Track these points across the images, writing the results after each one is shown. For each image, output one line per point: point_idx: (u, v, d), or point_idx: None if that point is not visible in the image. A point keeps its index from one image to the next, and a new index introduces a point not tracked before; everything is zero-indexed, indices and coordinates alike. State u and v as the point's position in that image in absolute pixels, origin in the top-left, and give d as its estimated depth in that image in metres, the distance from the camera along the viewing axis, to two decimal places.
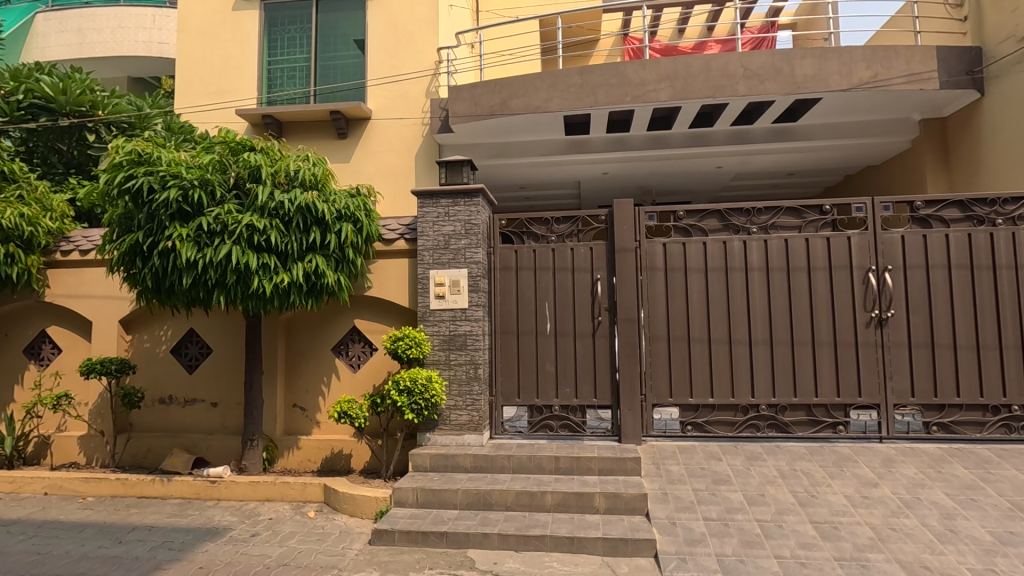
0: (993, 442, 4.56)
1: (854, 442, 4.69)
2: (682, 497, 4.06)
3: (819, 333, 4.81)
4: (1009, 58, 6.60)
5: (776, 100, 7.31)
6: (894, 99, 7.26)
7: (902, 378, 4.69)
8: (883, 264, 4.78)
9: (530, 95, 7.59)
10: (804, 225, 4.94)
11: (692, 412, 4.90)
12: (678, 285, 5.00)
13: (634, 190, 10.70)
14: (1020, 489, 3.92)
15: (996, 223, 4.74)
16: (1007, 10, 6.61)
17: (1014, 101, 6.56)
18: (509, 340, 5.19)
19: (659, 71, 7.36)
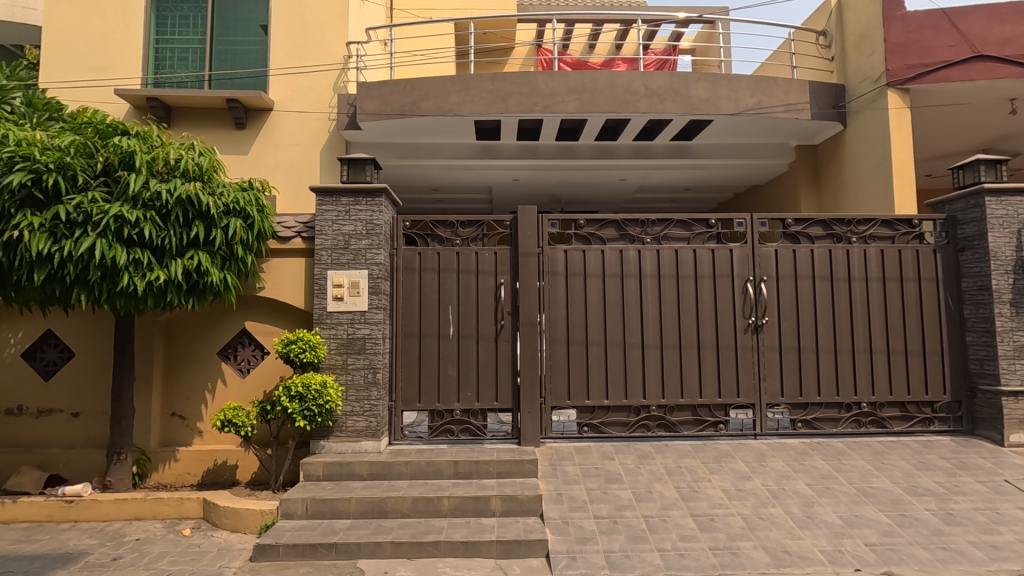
0: (847, 435, 5.12)
1: (732, 438, 5.06)
2: (575, 496, 4.18)
3: (704, 336, 5.16)
4: (865, 97, 7.49)
5: (673, 119, 7.80)
6: (774, 125, 7.99)
7: (774, 379, 5.15)
8: (759, 275, 5.22)
9: (441, 97, 7.55)
10: (693, 237, 5.30)
11: (588, 413, 5.08)
12: (578, 290, 5.17)
13: (544, 197, 11.00)
14: (866, 477, 4.43)
15: (852, 240, 5.35)
16: (865, 54, 7.50)
17: (869, 134, 7.46)
18: (411, 342, 5.10)
19: (567, 83, 7.59)
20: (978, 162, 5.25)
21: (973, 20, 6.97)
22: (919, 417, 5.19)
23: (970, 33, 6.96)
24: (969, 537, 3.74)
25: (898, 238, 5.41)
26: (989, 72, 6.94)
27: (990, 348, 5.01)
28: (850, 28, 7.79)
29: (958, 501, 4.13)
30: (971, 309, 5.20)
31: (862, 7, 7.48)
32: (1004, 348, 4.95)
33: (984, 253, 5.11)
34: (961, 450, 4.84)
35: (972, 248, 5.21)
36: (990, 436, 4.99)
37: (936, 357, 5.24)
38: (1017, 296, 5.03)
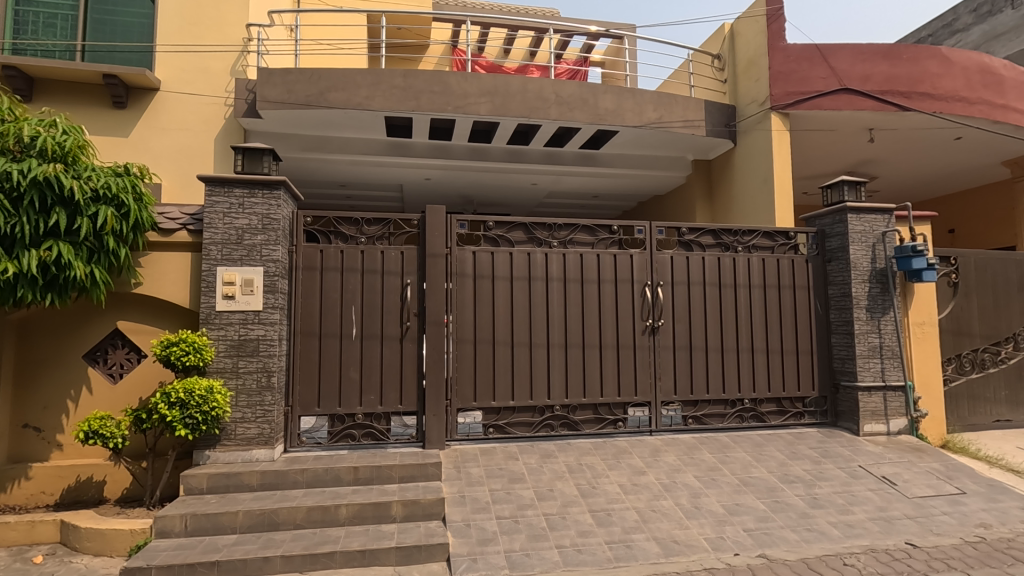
0: (731, 429, 5.53)
1: (630, 435, 5.30)
2: (478, 498, 4.17)
3: (606, 338, 5.37)
4: (753, 118, 8.16)
5: (582, 127, 8.06)
6: (674, 139, 8.49)
7: (668, 378, 5.45)
8: (657, 280, 5.52)
9: (350, 90, 7.28)
10: (596, 243, 5.50)
11: (494, 414, 5.10)
12: (485, 292, 5.18)
13: (456, 197, 10.97)
14: (746, 468, 4.80)
15: (737, 249, 5.79)
16: (753, 79, 8.18)
17: (756, 152, 8.13)
18: (310, 344, 4.86)
19: (480, 85, 7.61)
20: (843, 182, 5.89)
21: (841, 56, 7.82)
22: (792, 411, 5.71)
23: (838, 68, 7.81)
24: (829, 517, 4.18)
25: (777, 248, 5.93)
26: (853, 103, 7.80)
27: (850, 348, 5.62)
28: (740, 54, 8.47)
29: (822, 486, 4.60)
30: (836, 313, 5.82)
31: (751, 36, 8.16)
32: (861, 348, 5.58)
33: (846, 264, 5.73)
34: (825, 440, 5.39)
35: (837, 259, 5.84)
36: (849, 426, 5.61)
37: (807, 357, 5.80)
38: (872, 302, 5.68)
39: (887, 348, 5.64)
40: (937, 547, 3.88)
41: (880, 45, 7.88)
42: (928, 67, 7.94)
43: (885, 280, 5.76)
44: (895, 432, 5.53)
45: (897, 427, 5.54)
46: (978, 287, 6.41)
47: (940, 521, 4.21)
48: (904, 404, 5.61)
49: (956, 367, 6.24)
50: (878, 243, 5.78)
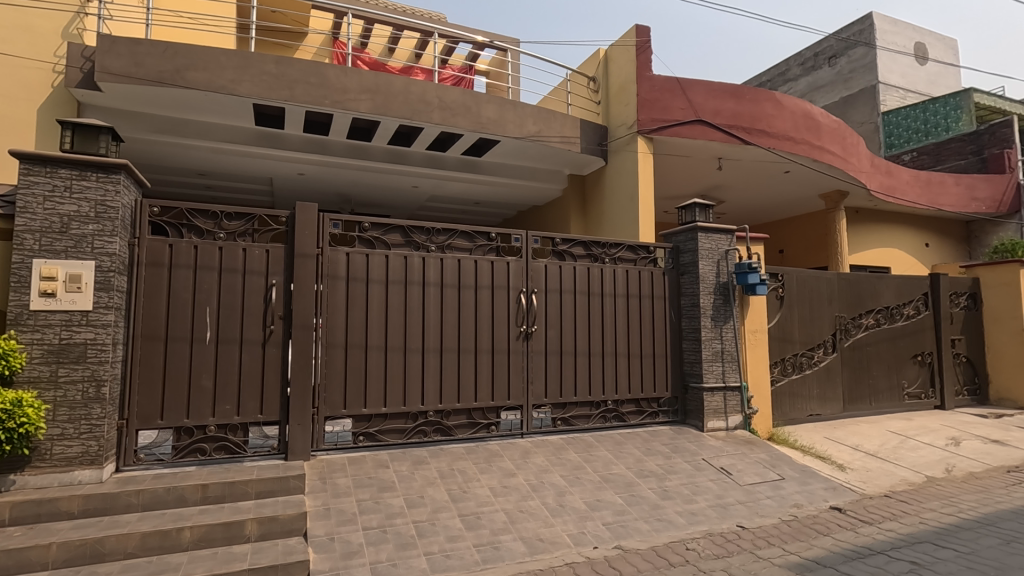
0: (595, 429, 5.88)
1: (502, 439, 5.42)
2: (344, 509, 3.99)
3: (482, 343, 5.44)
4: (622, 139, 8.79)
5: (464, 134, 8.14)
6: (551, 153, 8.87)
7: (540, 382, 5.66)
8: (531, 287, 5.72)
9: (213, 70, 6.66)
10: (474, 249, 5.57)
11: (365, 422, 4.93)
12: (359, 295, 5.00)
13: (333, 195, 10.50)
14: (607, 465, 5.13)
15: (605, 261, 6.20)
16: (623, 103, 8.81)
17: (624, 171, 8.76)
18: (153, 349, 4.34)
19: (361, 81, 7.36)
20: (695, 205, 6.56)
21: (697, 90, 8.71)
22: (649, 411, 6.22)
23: (694, 101, 8.69)
24: (676, 507, 4.61)
25: (639, 261, 6.45)
26: (706, 134, 8.74)
27: (698, 352, 6.26)
28: (612, 79, 9.09)
29: (671, 479, 5.06)
30: (687, 321, 6.45)
31: (622, 64, 8.81)
32: (707, 353, 6.23)
33: (696, 277, 6.38)
34: (675, 436, 5.94)
35: (688, 272, 6.48)
36: (695, 423, 6.23)
37: (661, 361, 6.36)
38: (716, 312, 6.37)
39: (727, 353, 6.36)
40: (761, 527, 4.45)
41: (728, 84, 8.91)
42: (765, 108, 9.13)
43: (727, 292, 6.50)
44: (732, 427, 6.25)
45: (734, 423, 6.27)
46: (797, 301, 7.48)
47: (764, 504, 4.84)
48: (740, 402, 6.35)
49: (781, 369, 7.22)
50: (722, 259, 6.52)
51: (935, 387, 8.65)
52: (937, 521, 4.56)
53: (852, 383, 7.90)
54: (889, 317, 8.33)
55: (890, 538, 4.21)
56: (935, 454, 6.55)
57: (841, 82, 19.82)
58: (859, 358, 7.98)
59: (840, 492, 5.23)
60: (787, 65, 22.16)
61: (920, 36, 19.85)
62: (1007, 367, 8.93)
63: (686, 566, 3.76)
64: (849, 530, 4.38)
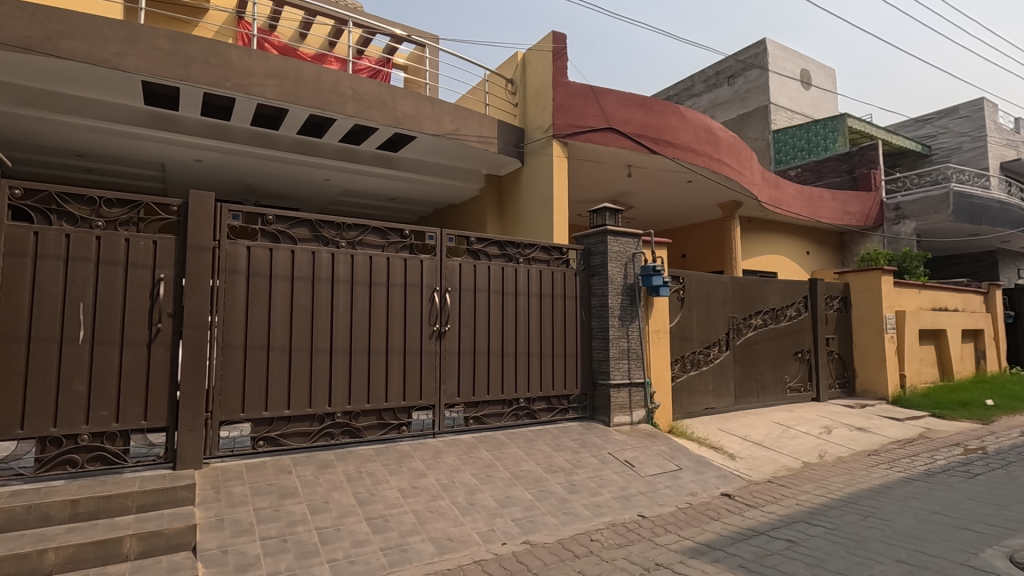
0: (507, 427, 5.95)
1: (413, 439, 5.34)
2: (240, 520, 3.74)
3: (393, 342, 5.33)
4: (538, 142, 8.95)
5: (379, 128, 7.94)
6: (468, 152, 8.86)
7: (452, 381, 5.64)
8: (444, 286, 5.68)
9: (94, 41, 6.01)
10: (387, 246, 5.45)
11: (265, 426, 4.66)
12: (260, 292, 4.72)
13: (235, 184, 9.84)
14: (517, 462, 5.21)
15: (519, 261, 6.29)
16: (539, 107, 8.98)
17: (540, 174, 8.94)
18: (13, 350, 3.84)
19: (267, 66, 6.95)
20: (605, 209, 6.83)
21: (609, 99, 9.06)
22: (559, 408, 6.39)
23: (606, 109, 9.03)
24: (583, 500, 4.77)
25: (552, 262, 6.61)
26: (617, 141, 9.13)
27: (606, 350, 6.51)
28: (530, 82, 9.23)
29: (578, 473, 5.23)
30: (596, 320, 6.70)
31: (539, 69, 8.98)
32: (614, 351, 6.51)
33: (605, 278, 6.64)
34: (583, 431, 6.15)
35: (598, 274, 6.73)
36: (602, 418, 6.49)
37: (571, 359, 6.56)
38: (623, 312, 6.67)
39: (632, 351, 6.68)
40: (659, 515, 4.71)
41: (638, 95, 9.35)
42: (670, 120, 9.68)
43: (633, 293, 6.82)
44: (636, 421, 6.57)
45: (638, 417, 6.58)
46: (696, 302, 8.01)
47: (663, 493, 5.13)
48: (643, 397, 6.69)
49: (681, 366, 7.69)
50: (629, 262, 6.84)
51: (812, 381, 9.60)
52: (810, 502, 5.06)
53: (742, 378, 8.58)
54: (774, 317, 9.13)
55: (771, 519, 4.61)
56: (811, 442, 7.26)
57: (739, 101, 21.42)
58: (749, 356, 8.68)
59: (730, 480, 5.66)
60: (691, 81, 23.63)
61: (805, 64, 21.95)
62: (870, 363, 10.09)
63: (590, 557, 3.90)
64: (737, 514, 4.75)
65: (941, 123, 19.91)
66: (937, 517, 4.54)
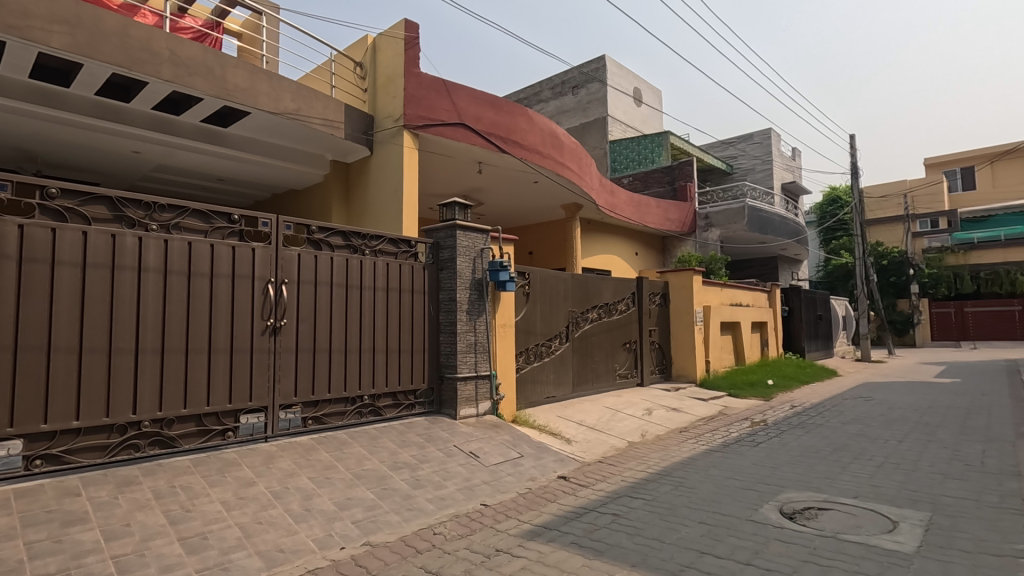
0: (349, 426, 5.68)
1: (240, 446, 4.84)
2: (4, 559, 3.04)
3: (217, 339, 4.77)
4: (387, 132, 8.68)
5: (204, 99, 7.05)
6: (310, 136, 8.28)
7: (288, 380, 5.22)
8: (280, 278, 5.24)
9: None
10: (211, 231, 4.86)
11: (45, 441, 3.87)
12: (39, 281, 3.90)
13: (7, 147, 8.03)
14: (360, 462, 5.01)
15: (365, 253, 6.05)
16: (390, 95, 8.69)
17: (389, 164, 8.68)
18: None
19: (52, 9, 5.77)
20: (455, 204, 6.84)
21: (460, 94, 9.12)
22: (405, 403, 6.28)
23: (458, 104, 9.08)
24: (427, 495, 4.76)
25: (400, 254, 6.47)
26: (467, 137, 9.22)
27: (453, 344, 6.56)
28: (379, 68, 8.89)
29: (423, 468, 5.19)
30: (444, 314, 6.71)
31: (389, 55, 8.69)
32: (461, 345, 6.58)
33: (453, 273, 6.68)
34: (430, 426, 6.12)
35: (447, 268, 6.74)
36: (449, 412, 6.52)
37: (419, 354, 6.49)
38: (471, 306, 6.77)
39: (479, 344, 6.81)
40: (501, 502, 4.87)
41: (488, 94, 9.54)
42: (519, 121, 10.05)
43: (481, 288, 6.95)
44: (481, 412, 6.72)
45: (483, 409, 6.74)
46: (539, 297, 8.43)
47: (505, 481, 5.32)
48: (489, 389, 6.86)
49: (524, 358, 8.05)
50: (477, 257, 6.94)
51: (638, 368, 10.69)
52: (633, 477, 5.62)
53: (580, 368, 9.23)
54: (607, 311, 9.97)
55: (600, 496, 5.03)
56: (636, 423, 8.07)
57: (581, 110, 22.97)
58: (585, 347, 9.37)
59: (567, 463, 6.06)
60: (540, 87, 24.78)
61: (638, 83, 24.26)
62: (683, 351, 11.53)
63: (432, 550, 3.89)
64: (571, 494, 5.10)
65: (741, 146, 23.40)
66: (730, 481, 5.34)
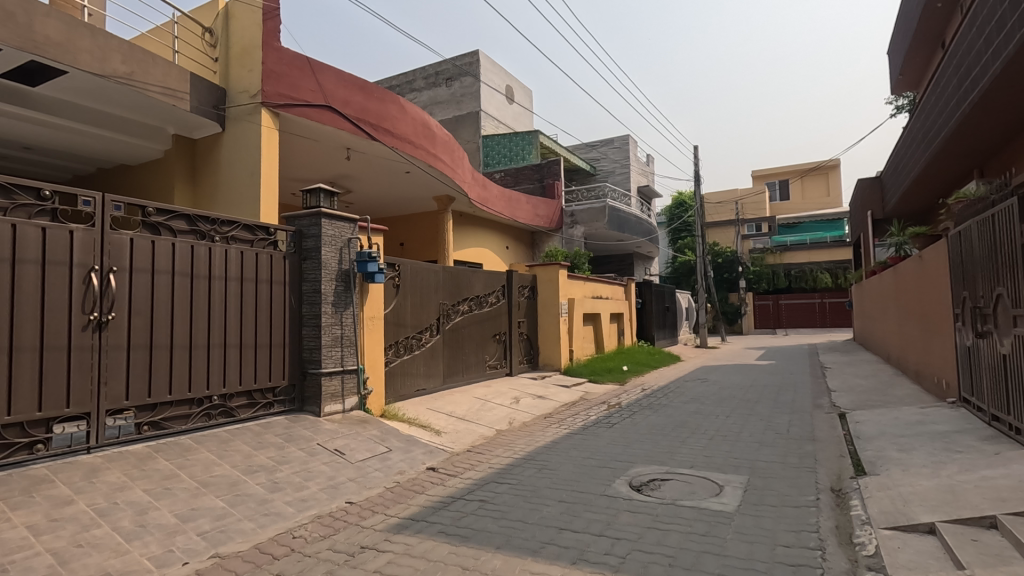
0: (195, 430, 5.15)
1: (55, 459, 4.18)
2: None
3: (22, 336, 4.04)
4: (242, 108, 7.95)
5: (3, 51, 5.91)
6: (146, 105, 7.33)
7: (117, 382, 4.59)
8: (108, 265, 4.59)
9: None
10: (14, 209, 4.10)
11: None
12: None
13: None
14: (207, 468, 4.57)
15: (214, 239, 5.50)
16: (246, 68, 7.95)
17: (244, 143, 7.95)
18: None
19: None
20: (320, 190, 6.48)
21: (326, 74, 8.65)
22: (262, 402, 5.84)
23: (324, 85, 8.60)
24: (286, 497, 4.49)
25: (257, 242, 5.98)
26: (333, 121, 8.77)
27: (317, 338, 6.24)
28: (233, 36, 8.08)
29: (282, 470, 4.88)
30: (307, 306, 6.35)
31: (245, 23, 7.92)
32: (326, 339, 6.28)
33: (317, 263, 6.34)
34: (290, 425, 5.76)
35: (311, 258, 6.38)
36: (312, 409, 6.20)
37: (279, 349, 6.07)
38: (336, 298, 6.47)
39: (346, 337, 6.54)
40: (367, 498, 4.76)
41: (357, 77, 9.17)
42: (390, 109, 9.78)
43: (348, 279, 6.68)
44: (348, 408, 6.47)
45: (350, 404, 6.50)
46: (410, 289, 8.31)
47: (372, 476, 5.20)
48: (356, 384, 6.63)
49: (394, 351, 7.89)
50: (344, 247, 6.66)
51: (507, 358, 11.02)
52: (499, 464, 5.81)
53: (450, 360, 9.28)
54: (478, 304, 10.13)
55: (467, 484, 5.13)
56: (504, 412, 8.34)
57: (455, 103, 22.96)
58: (456, 339, 9.44)
59: (435, 454, 6.08)
60: (413, 76, 24.33)
61: (510, 81, 24.85)
62: (549, 341, 12.11)
63: (291, 555, 3.70)
64: (439, 485, 5.14)
65: (603, 149, 25.04)
66: (588, 461, 5.75)
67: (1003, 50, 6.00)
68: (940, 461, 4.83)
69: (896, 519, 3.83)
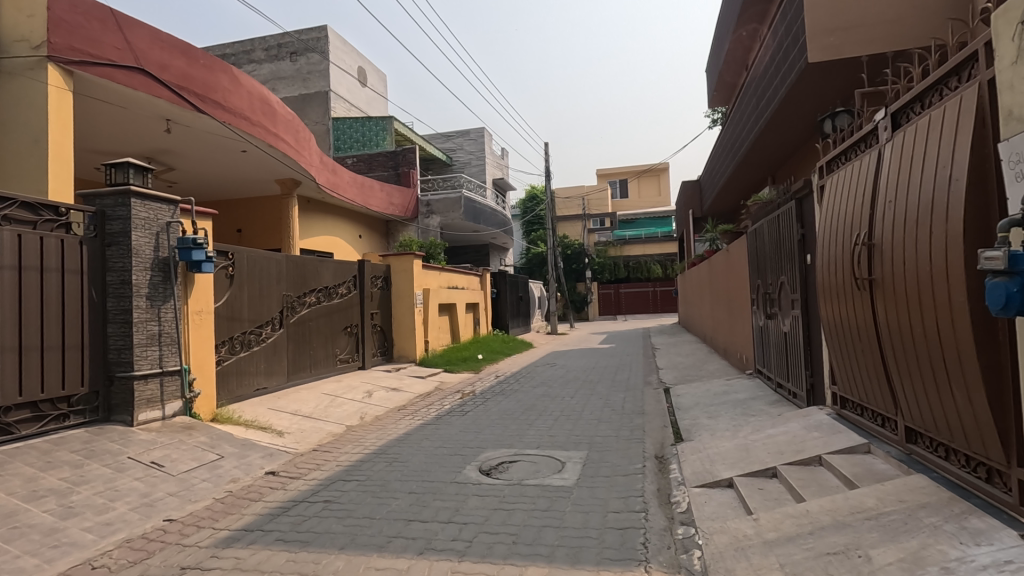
0: None
1: None
2: None
3: None
4: (19, 60, 6.52)
5: None
6: None
7: None
8: None
9: None
10: None
11: None
12: None
13: None
14: None
15: None
16: (23, 11, 6.52)
17: (20, 101, 6.48)
18: None
19: None
20: (129, 165, 5.59)
21: (135, 31, 7.52)
22: (52, 415, 4.91)
23: (133, 43, 7.47)
24: (85, 523, 3.85)
25: (41, 224, 4.98)
26: (148, 87, 7.67)
27: (127, 338, 5.41)
28: None
29: (79, 491, 4.17)
30: (113, 301, 5.47)
31: None
32: (139, 338, 5.47)
33: (126, 250, 5.49)
34: (92, 439, 4.93)
35: (117, 244, 5.51)
36: (123, 419, 5.37)
37: (75, 351, 5.14)
38: (152, 290, 5.66)
39: (165, 335, 5.76)
40: (190, 513, 4.26)
41: (177, 40, 8.10)
42: (219, 79, 8.79)
43: (167, 269, 5.89)
44: (169, 415, 5.73)
45: (171, 410, 5.76)
46: (246, 280, 7.57)
47: (198, 488, 4.66)
48: (179, 387, 5.89)
49: (228, 348, 7.15)
50: (161, 232, 5.85)
51: (359, 351, 10.59)
52: (347, 461, 5.58)
53: (295, 355, 8.66)
54: (327, 295, 9.59)
55: (311, 485, 4.84)
56: (354, 407, 8.01)
57: (300, 80, 21.35)
58: (302, 332, 8.83)
59: (276, 457, 5.64)
60: (251, 45, 22.13)
61: (362, 62, 23.72)
62: (404, 332, 11.88)
63: None
64: (279, 489, 4.78)
65: (459, 140, 25.16)
66: (439, 450, 5.76)
67: (788, 76, 7.16)
68: (738, 425, 5.66)
69: (704, 477, 4.42)
